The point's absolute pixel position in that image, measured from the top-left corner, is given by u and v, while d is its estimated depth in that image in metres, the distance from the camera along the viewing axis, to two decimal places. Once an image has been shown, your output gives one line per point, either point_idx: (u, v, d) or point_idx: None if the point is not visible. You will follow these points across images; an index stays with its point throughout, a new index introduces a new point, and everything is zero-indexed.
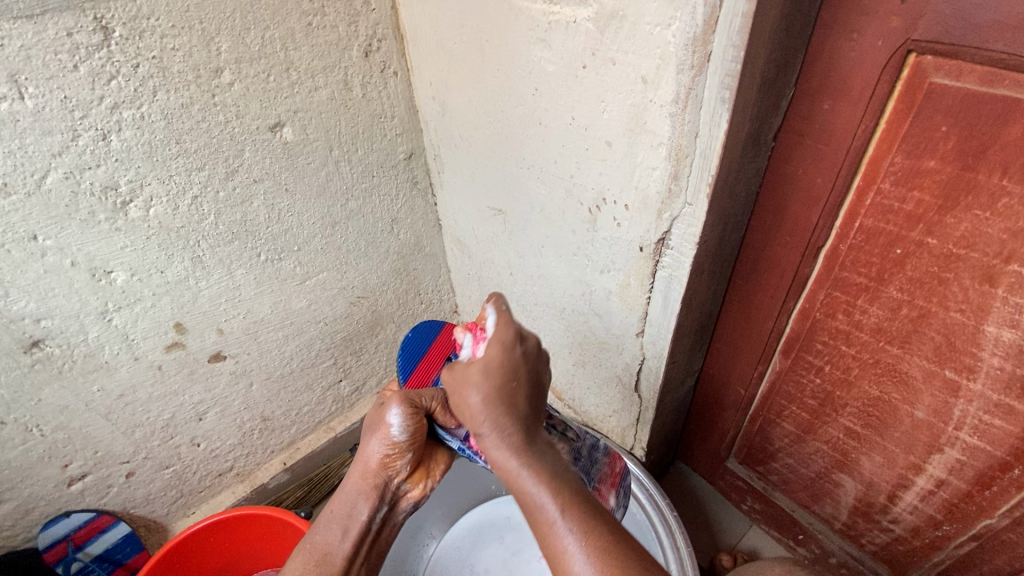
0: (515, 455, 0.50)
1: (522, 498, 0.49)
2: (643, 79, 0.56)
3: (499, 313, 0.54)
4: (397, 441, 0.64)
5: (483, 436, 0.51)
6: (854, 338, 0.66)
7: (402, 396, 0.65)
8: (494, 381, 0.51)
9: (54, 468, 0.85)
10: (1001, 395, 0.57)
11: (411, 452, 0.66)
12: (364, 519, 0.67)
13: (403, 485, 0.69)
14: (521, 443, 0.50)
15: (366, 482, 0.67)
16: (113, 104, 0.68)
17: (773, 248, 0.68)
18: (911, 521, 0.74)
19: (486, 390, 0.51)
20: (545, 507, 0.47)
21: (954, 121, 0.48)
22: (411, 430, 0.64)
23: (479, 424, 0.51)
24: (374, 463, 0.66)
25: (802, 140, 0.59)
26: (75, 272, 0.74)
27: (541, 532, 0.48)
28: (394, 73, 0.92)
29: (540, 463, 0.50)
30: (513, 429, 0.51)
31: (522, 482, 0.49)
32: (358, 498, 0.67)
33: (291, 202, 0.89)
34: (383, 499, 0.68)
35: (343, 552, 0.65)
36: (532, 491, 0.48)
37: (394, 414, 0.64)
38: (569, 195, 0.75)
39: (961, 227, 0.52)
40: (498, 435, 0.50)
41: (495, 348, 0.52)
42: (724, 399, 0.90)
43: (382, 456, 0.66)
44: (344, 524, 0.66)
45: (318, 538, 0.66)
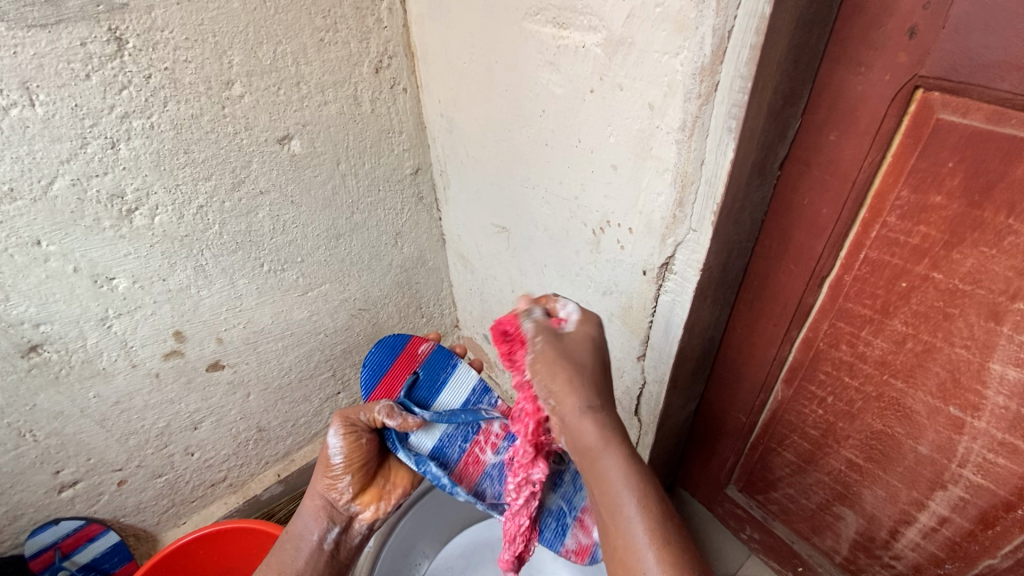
0: (606, 445, 0.53)
1: (604, 485, 0.52)
2: (650, 106, 0.56)
3: (582, 313, 0.60)
4: (334, 460, 0.66)
5: (575, 417, 0.54)
6: (857, 370, 0.66)
7: (338, 414, 0.67)
8: (587, 365, 0.56)
9: (45, 473, 0.84)
10: (1006, 433, 0.56)
11: (352, 472, 0.67)
12: (313, 539, 0.65)
13: (353, 505, 0.68)
14: (612, 429, 0.54)
15: (314, 505, 0.67)
16: (123, 113, 0.68)
17: (777, 276, 0.68)
18: (913, 558, 0.73)
19: (581, 374, 0.55)
20: (629, 501, 0.51)
21: (961, 158, 0.48)
22: (347, 447, 0.66)
23: (572, 404, 0.54)
24: (320, 485, 0.67)
25: (808, 171, 0.59)
26: (77, 278, 0.74)
27: (618, 525, 0.51)
28: (404, 90, 0.92)
29: (627, 456, 0.53)
30: (604, 417, 0.54)
31: (607, 477, 0.52)
32: (308, 521, 0.66)
33: (296, 214, 0.89)
34: (334, 521, 0.67)
35: (292, 573, 0.63)
36: (619, 484, 0.51)
37: (330, 433, 0.66)
38: (573, 216, 0.75)
39: (968, 263, 0.51)
40: (592, 421, 0.54)
41: (584, 336, 0.58)
42: (724, 425, 0.89)
43: (326, 477, 0.67)
44: (296, 547, 0.65)
45: (270, 562, 0.65)
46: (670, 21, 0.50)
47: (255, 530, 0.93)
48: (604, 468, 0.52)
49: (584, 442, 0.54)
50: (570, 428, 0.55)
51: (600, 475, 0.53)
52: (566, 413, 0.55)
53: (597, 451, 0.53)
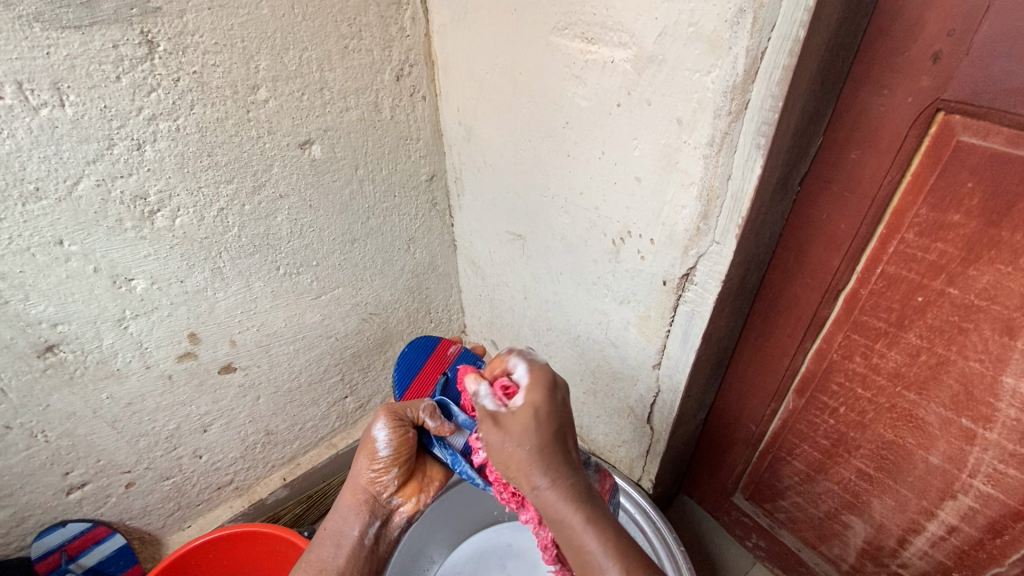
0: (574, 513, 0.54)
1: (579, 552, 0.54)
2: (678, 121, 0.57)
3: (533, 370, 0.60)
4: (381, 458, 0.68)
5: (541, 491, 0.55)
6: (870, 381, 0.67)
7: (385, 412, 0.68)
8: (545, 437, 0.56)
9: (55, 475, 0.83)
10: (1016, 445, 0.58)
11: (398, 469, 0.70)
12: (355, 534, 0.69)
13: (394, 498, 0.72)
14: (577, 495, 0.56)
15: (356, 498, 0.70)
16: (150, 115, 0.68)
17: (792, 288, 0.70)
18: (920, 566, 0.74)
19: (542, 445, 0.56)
20: (607, 566, 0.51)
21: (980, 178, 0.50)
22: (396, 446, 0.68)
23: (535, 477, 0.55)
24: (364, 480, 0.70)
25: (828, 187, 0.61)
26: (97, 278, 0.73)
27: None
28: (422, 98, 0.94)
29: (597, 520, 0.55)
30: (569, 484, 0.56)
31: (567, 520, 0.54)
32: (350, 514, 0.70)
33: (314, 218, 0.89)
34: (375, 513, 0.71)
35: (337, 566, 0.66)
36: (594, 552, 0.52)
37: (377, 431, 0.67)
38: (592, 225, 0.76)
39: (984, 279, 0.53)
40: (558, 492, 0.55)
41: (540, 402, 0.58)
42: (733, 434, 0.90)
43: (370, 472, 0.69)
44: (337, 540, 0.68)
45: (311, 554, 0.68)
46: (702, 40, 0.52)
47: (267, 533, 0.92)
48: (562, 512, 0.55)
49: (540, 492, 0.56)
50: (541, 501, 0.56)
51: (574, 543, 0.54)
52: (531, 488, 0.56)
53: (552, 498, 0.55)
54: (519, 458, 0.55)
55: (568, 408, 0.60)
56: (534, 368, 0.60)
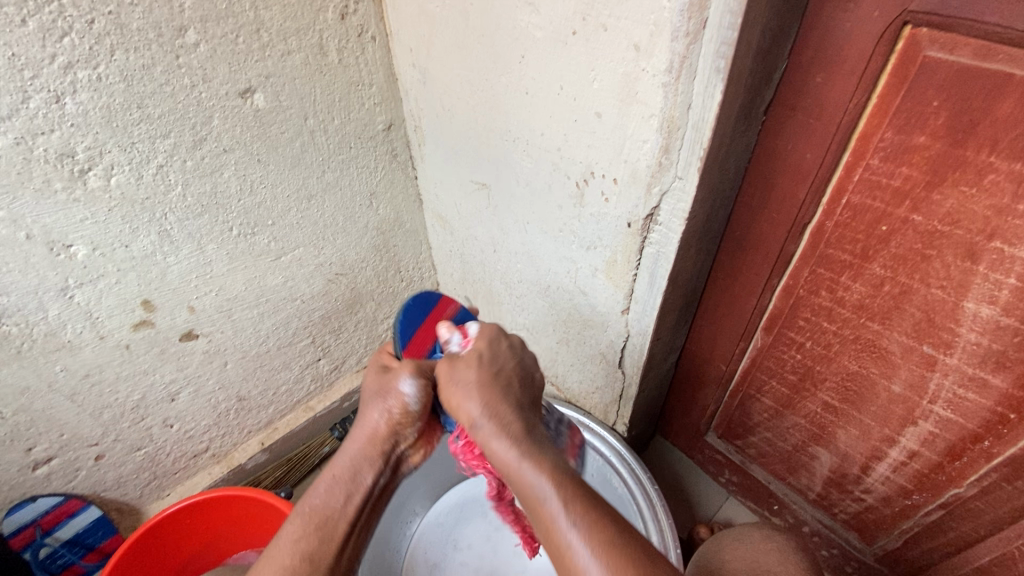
0: (510, 444, 0.52)
1: (519, 486, 0.51)
2: (636, 47, 0.54)
3: (484, 326, 0.65)
4: (410, 406, 0.60)
5: (479, 425, 0.54)
6: (836, 315, 0.67)
7: (415, 366, 0.62)
8: (486, 374, 0.58)
9: (17, 451, 0.81)
10: (976, 368, 0.58)
11: (423, 419, 0.62)
12: (368, 484, 0.59)
13: (408, 452, 0.64)
14: (516, 431, 0.53)
15: (372, 448, 0.60)
16: (66, 63, 0.62)
17: (759, 225, 0.68)
18: (882, 491, 0.76)
19: (480, 379, 0.57)
20: (543, 492, 0.48)
21: (946, 97, 0.48)
22: (426, 398, 0.61)
23: (475, 416, 0.54)
24: (383, 428, 0.61)
25: (793, 115, 0.58)
26: (31, 245, 0.69)
27: (541, 523, 0.48)
28: (372, 39, 0.87)
29: (534, 451, 0.52)
30: (508, 421, 0.54)
31: (511, 462, 0.51)
32: (363, 464, 0.59)
33: (264, 173, 0.84)
34: (390, 465, 0.61)
35: (346, 517, 0.56)
36: (528, 477, 0.50)
37: (406, 381, 0.61)
38: (556, 168, 0.73)
39: (948, 204, 0.52)
40: (496, 424, 0.54)
41: (486, 346, 0.61)
42: (705, 375, 0.91)
43: (391, 420, 0.61)
44: (347, 489, 0.58)
45: (312, 506, 0.56)
46: None
47: (244, 496, 0.92)
48: (499, 448, 0.52)
49: (481, 431, 0.54)
50: (484, 441, 0.54)
51: (516, 476, 0.51)
52: (471, 425, 0.55)
53: (490, 434, 0.53)
54: (464, 403, 0.56)
55: (515, 355, 0.62)
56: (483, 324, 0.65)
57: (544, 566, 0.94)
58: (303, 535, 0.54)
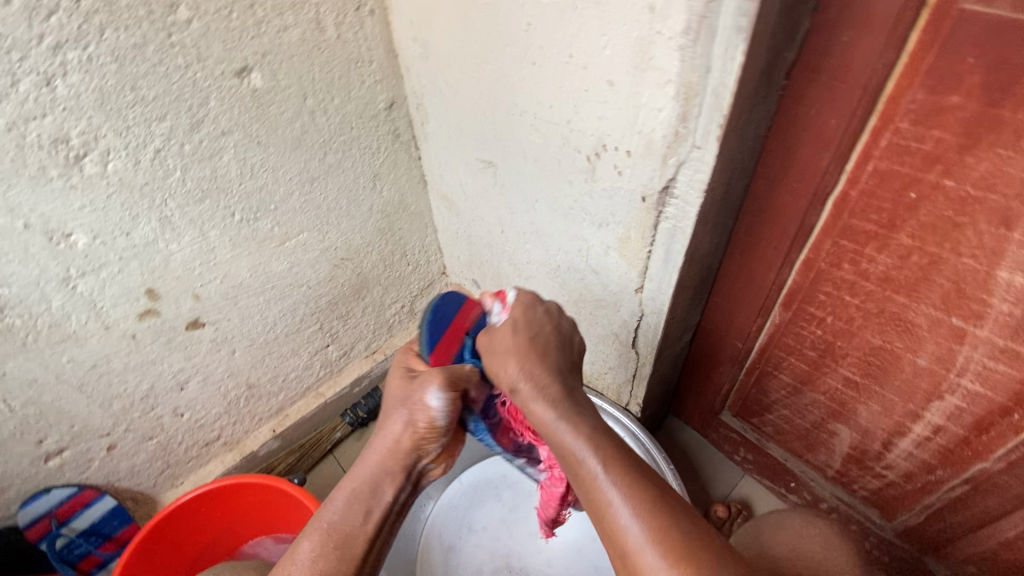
0: (550, 407, 0.51)
1: (561, 449, 0.50)
2: (651, 8, 0.51)
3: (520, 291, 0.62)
4: (436, 423, 0.58)
5: (519, 388, 0.53)
6: (859, 288, 0.65)
7: (445, 376, 0.59)
8: (524, 337, 0.57)
9: (28, 444, 0.81)
10: (1008, 339, 0.56)
11: (447, 436, 0.60)
12: (389, 501, 0.58)
13: (431, 468, 0.62)
14: (557, 394, 0.52)
15: (392, 463, 0.59)
16: (54, 44, 0.60)
17: (779, 196, 0.65)
18: (904, 466, 0.75)
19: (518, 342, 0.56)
20: (586, 459, 0.48)
21: (981, 52, 0.45)
22: (453, 414, 0.59)
23: (515, 376, 0.54)
24: (405, 442, 0.59)
25: (816, 78, 0.55)
26: (30, 235, 0.67)
27: (584, 488, 0.48)
28: (371, 12, 0.84)
29: (575, 416, 0.51)
30: (551, 385, 0.53)
31: (555, 426, 0.51)
32: (383, 479, 0.58)
33: (264, 156, 0.82)
34: (410, 481, 0.60)
35: (366, 536, 0.55)
36: (570, 441, 0.49)
37: (435, 394, 0.58)
38: (565, 142, 0.70)
39: (982, 167, 0.49)
40: (536, 388, 0.53)
41: (523, 312, 0.59)
42: (720, 353, 0.89)
43: (414, 434, 0.59)
44: (366, 504, 0.57)
45: (334, 520, 0.55)
46: None
47: (258, 484, 0.91)
48: (539, 409, 0.52)
49: (521, 394, 0.53)
50: (524, 405, 0.53)
51: (558, 441, 0.50)
52: (511, 388, 0.54)
53: (529, 396, 0.53)
54: (505, 365, 0.55)
55: (555, 318, 0.60)
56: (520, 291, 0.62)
57: (560, 547, 0.94)
58: (321, 554, 0.53)
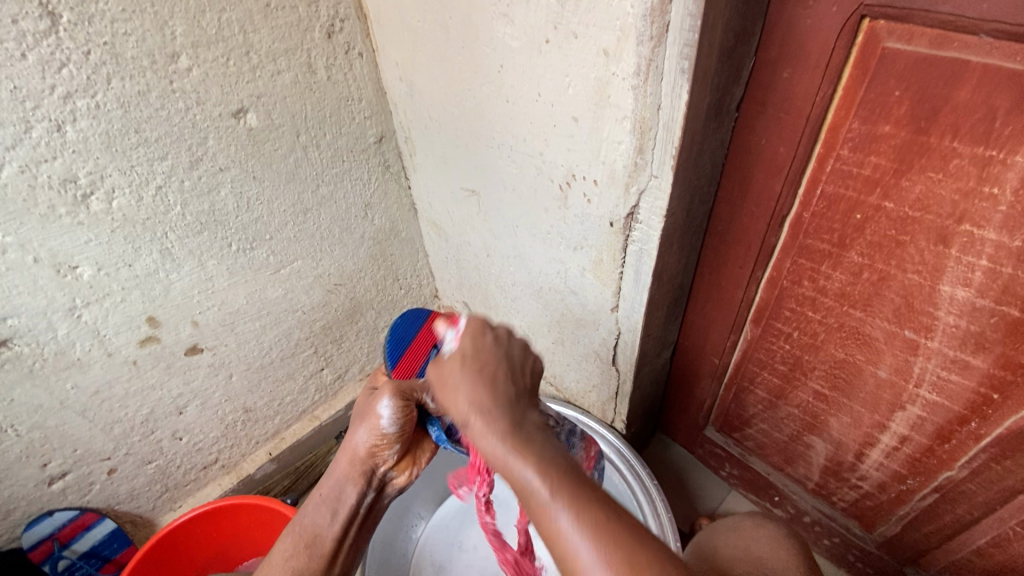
0: (502, 437, 0.49)
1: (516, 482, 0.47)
2: (605, 52, 0.56)
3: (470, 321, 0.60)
4: (385, 432, 0.63)
5: (469, 423, 0.50)
6: (819, 304, 0.68)
7: (396, 387, 0.62)
8: (473, 370, 0.53)
9: (33, 467, 0.84)
10: (957, 350, 0.59)
11: (400, 443, 0.64)
12: (351, 503, 0.65)
13: (390, 473, 0.68)
14: (507, 423, 0.50)
15: (353, 469, 0.65)
16: (65, 93, 0.65)
17: (740, 218, 0.69)
18: (878, 477, 0.77)
19: (468, 374, 0.53)
20: (539, 490, 0.45)
21: (907, 85, 0.49)
22: (403, 422, 0.63)
23: (468, 413, 0.51)
24: (363, 450, 0.65)
25: (764, 110, 0.60)
26: (39, 268, 0.72)
27: (538, 517, 0.45)
28: (360, 55, 0.90)
29: (527, 445, 0.48)
30: (500, 414, 0.50)
31: (507, 459, 0.48)
32: (345, 484, 0.65)
33: (260, 190, 0.87)
34: (371, 485, 0.66)
35: (332, 536, 0.63)
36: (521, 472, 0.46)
37: (384, 404, 0.62)
38: (539, 172, 0.74)
39: (916, 189, 0.53)
40: (485, 419, 0.50)
41: (472, 340, 0.57)
42: (700, 369, 0.92)
43: (370, 444, 0.64)
44: (332, 507, 0.64)
45: (306, 520, 0.63)
46: None
47: (253, 504, 0.94)
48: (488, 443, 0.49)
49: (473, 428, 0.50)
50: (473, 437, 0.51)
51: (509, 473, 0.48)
52: (464, 424, 0.51)
53: (480, 431, 0.50)
54: (459, 401, 0.52)
55: (503, 348, 0.58)
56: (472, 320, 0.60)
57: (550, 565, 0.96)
58: (293, 552, 0.60)
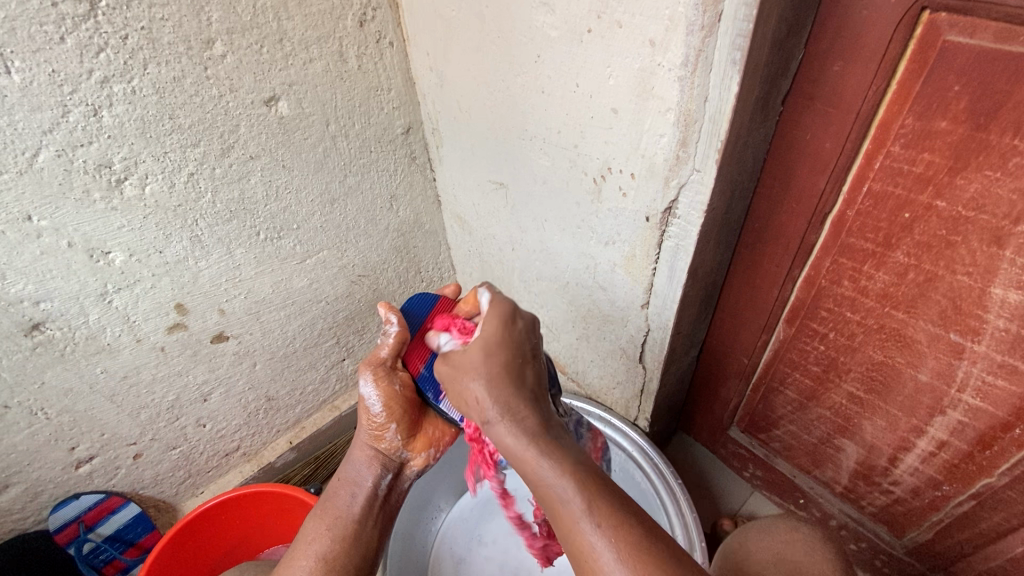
0: (529, 444, 0.50)
1: (541, 487, 0.49)
2: (651, 42, 0.54)
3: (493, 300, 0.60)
4: (372, 409, 0.69)
5: (493, 421, 0.52)
6: (859, 304, 0.67)
7: (370, 366, 0.69)
8: (501, 361, 0.55)
9: (61, 451, 0.85)
10: (1005, 355, 0.57)
11: (395, 419, 0.71)
12: (369, 485, 0.70)
13: (405, 453, 0.74)
14: (534, 426, 0.51)
15: (367, 453, 0.72)
16: (102, 78, 0.65)
17: (779, 216, 0.68)
18: (911, 482, 0.75)
19: (495, 367, 0.54)
20: (567, 499, 0.47)
21: (967, 81, 0.48)
22: (384, 398, 0.69)
23: (489, 410, 0.52)
24: (368, 433, 0.73)
25: (811, 105, 0.58)
26: (73, 253, 0.72)
27: (561, 520, 0.47)
28: (390, 44, 0.90)
29: (558, 451, 0.50)
30: (527, 416, 0.52)
31: (540, 468, 0.49)
32: (362, 467, 0.71)
33: (289, 179, 0.87)
34: (387, 467, 0.72)
35: (354, 515, 0.66)
36: (550, 480, 0.48)
37: (363, 385, 0.68)
38: (573, 165, 0.73)
39: (972, 188, 0.52)
40: (511, 421, 0.51)
41: (497, 327, 0.57)
42: (727, 368, 0.91)
43: (371, 427, 0.71)
44: (352, 490, 0.69)
45: (326, 509, 0.67)
46: None
47: (276, 493, 0.94)
48: (517, 449, 0.50)
49: (500, 437, 0.52)
50: (493, 440, 0.53)
51: (533, 480, 0.49)
52: (484, 422, 0.53)
53: (511, 440, 0.51)
54: (475, 395, 0.53)
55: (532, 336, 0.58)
56: (494, 299, 0.60)
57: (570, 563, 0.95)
58: (317, 535, 0.63)
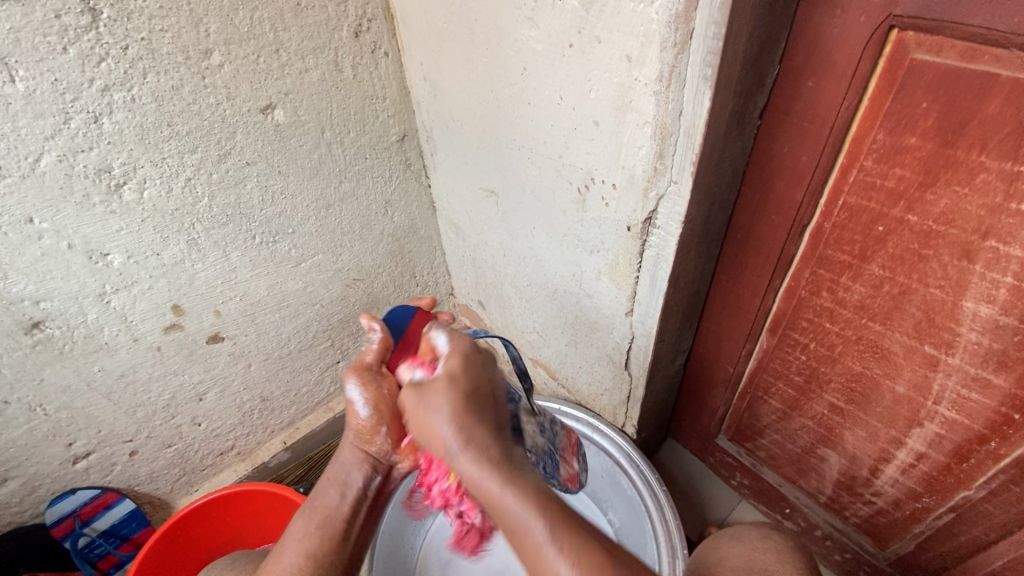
0: (492, 473, 0.47)
1: (507, 520, 0.46)
2: (628, 57, 0.56)
3: (453, 341, 0.60)
4: (359, 412, 0.67)
5: (453, 453, 0.49)
6: (838, 315, 0.67)
7: (356, 369, 0.68)
8: (461, 394, 0.53)
9: (58, 446, 0.87)
10: (978, 368, 0.58)
11: (384, 423, 0.68)
12: (358, 486, 0.68)
13: (394, 457, 0.70)
14: (498, 457, 0.49)
15: (356, 454, 0.70)
16: (103, 87, 0.68)
17: (759, 226, 0.69)
18: (892, 493, 0.76)
19: (453, 401, 0.51)
20: (533, 531, 0.44)
21: (935, 98, 0.49)
22: (372, 400, 0.67)
23: (450, 439, 0.49)
24: (355, 437, 0.69)
25: (787, 119, 0.59)
26: (73, 254, 0.74)
27: (530, 555, 0.45)
28: (385, 54, 0.92)
29: (519, 479, 0.47)
30: (487, 446, 0.49)
31: (499, 498, 0.46)
32: (351, 468, 0.69)
33: (284, 184, 0.89)
34: (377, 470, 0.70)
35: (341, 517, 0.66)
36: (514, 509, 0.45)
37: (351, 388, 0.67)
38: (558, 175, 0.75)
39: (941, 203, 0.52)
40: (472, 451, 0.49)
41: (457, 362, 0.56)
42: (713, 376, 0.91)
43: (358, 432, 0.69)
44: (341, 490, 0.68)
45: (314, 507, 0.67)
46: None
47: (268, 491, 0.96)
48: (477, 478, 0.48)
49: (463, 467, 0.49)
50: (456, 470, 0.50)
51: (495, 511, 0.47)
52: (447, 453, 0.50)
53: (473, 469, 0.48)
54: (438, 428, 0.50)
55: (489, 369, 0.58)
56: (453, 339, 0.60)
57: None
58: (305, 534, 0.64)
